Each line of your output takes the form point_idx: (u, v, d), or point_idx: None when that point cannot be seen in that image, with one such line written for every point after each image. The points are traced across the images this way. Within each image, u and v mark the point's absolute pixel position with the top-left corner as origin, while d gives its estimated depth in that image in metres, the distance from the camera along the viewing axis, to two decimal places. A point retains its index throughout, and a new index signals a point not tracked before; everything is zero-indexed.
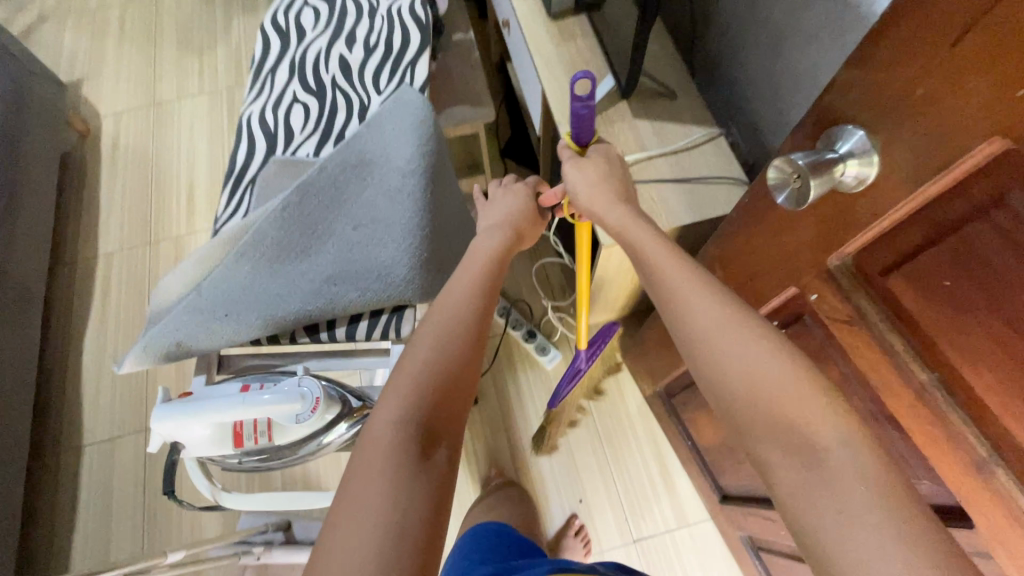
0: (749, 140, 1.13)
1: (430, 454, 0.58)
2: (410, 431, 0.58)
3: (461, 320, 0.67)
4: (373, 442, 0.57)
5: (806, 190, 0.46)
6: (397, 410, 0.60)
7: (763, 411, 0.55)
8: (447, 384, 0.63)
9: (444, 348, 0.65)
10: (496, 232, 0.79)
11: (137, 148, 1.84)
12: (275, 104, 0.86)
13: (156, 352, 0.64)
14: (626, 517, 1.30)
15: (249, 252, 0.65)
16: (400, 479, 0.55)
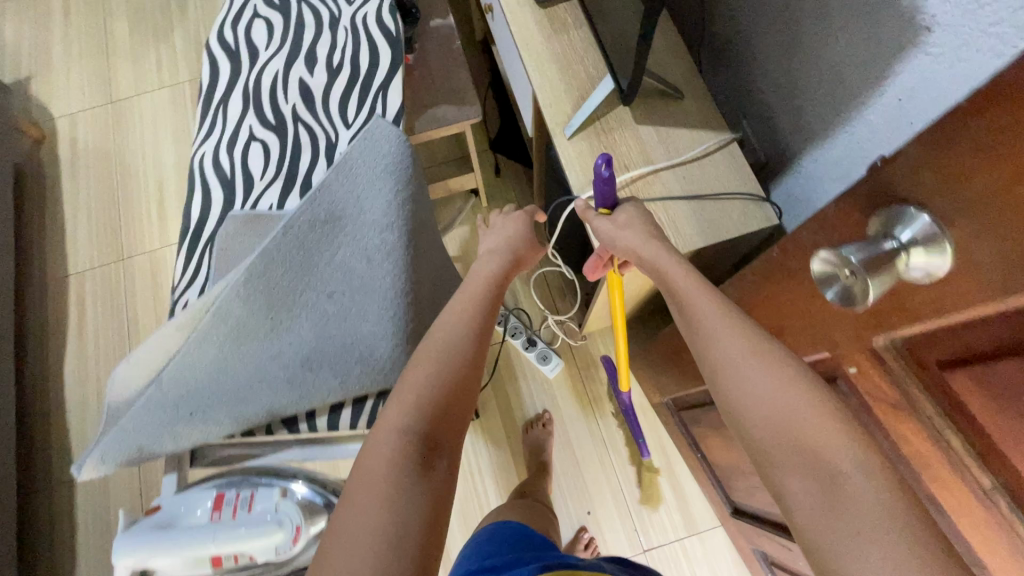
0: (763, 137, 1.02)
1: (431, 468, 0.53)
2: (410, 441, 0.53)
3: (461, 341, 0.61)
4: (375, 452, 0.53)
5: (863, 291, 0.38)
6: (401, 418, 0.55)
7: (786, 442, 0.51)
8: (450, 400, 0.58)
9: (446, 359, 0.60)
10: (494, 259, 0.74)
11: (98, 153, 1.71)
12: (229, 145, 0.81)
13: (116, 458, 0.57)
14: (634, 524, 1.28)
15: (211, 335, 0.57)
16: (399, 491, 0.50)
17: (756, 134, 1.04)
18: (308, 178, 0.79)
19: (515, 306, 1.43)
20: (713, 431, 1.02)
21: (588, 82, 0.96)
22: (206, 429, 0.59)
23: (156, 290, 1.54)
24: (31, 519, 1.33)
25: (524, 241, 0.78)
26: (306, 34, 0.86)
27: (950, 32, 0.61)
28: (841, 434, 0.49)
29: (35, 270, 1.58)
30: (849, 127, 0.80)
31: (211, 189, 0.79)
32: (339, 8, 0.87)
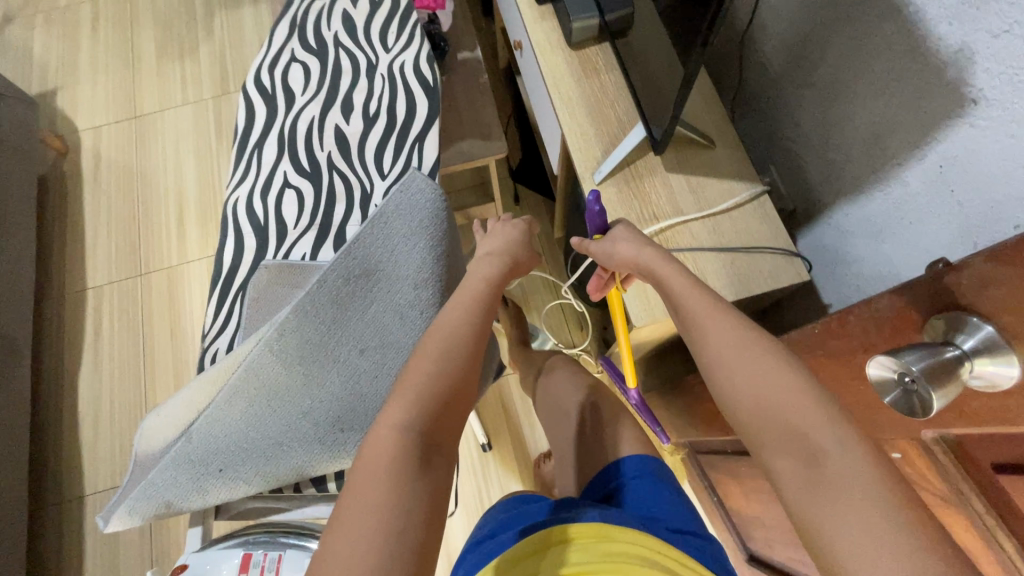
0: (791, 184, 1.01)
1: (431, 465, 0.49)
2: (410, 438, 0.49)
3: (458, 345, 0.57)
4: (374, 447, 0.49)
5: (927, 400, 0.38)
6: (401, 413, 0.51)
7: (801, 455, 0.47)
8: (448, 400, 0.54)
9: (446, 361, 0.55)
10: (491, 262, 0.67)
11: (121, 167, 1.71)
12: (263, 191, 0.82)
13: (146, 514, 0.57)
14: None
15: (242, 391, 0.55)
16: (400, 487, 0.46)
17: (784, 181, 1.03)
18: (341, 229, 0.79)
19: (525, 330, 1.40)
20: (731, 478, 1.01)
21: (619, 126, 0.96)
22: (235, 485, 0.60)
23: (173, 307, 1.54)
24: (41, 535, 1.32)
25: (522, 246, 0.71)
26: (342, 80, 0.87)
27: (1001, 106, 0.61)
28: (831, 432, 0.47)
29: (54, 282, 1.59)
30: (886, 186, 0.79)
31: (245, 236, 0.80)
32: (377, 55, 0.88)
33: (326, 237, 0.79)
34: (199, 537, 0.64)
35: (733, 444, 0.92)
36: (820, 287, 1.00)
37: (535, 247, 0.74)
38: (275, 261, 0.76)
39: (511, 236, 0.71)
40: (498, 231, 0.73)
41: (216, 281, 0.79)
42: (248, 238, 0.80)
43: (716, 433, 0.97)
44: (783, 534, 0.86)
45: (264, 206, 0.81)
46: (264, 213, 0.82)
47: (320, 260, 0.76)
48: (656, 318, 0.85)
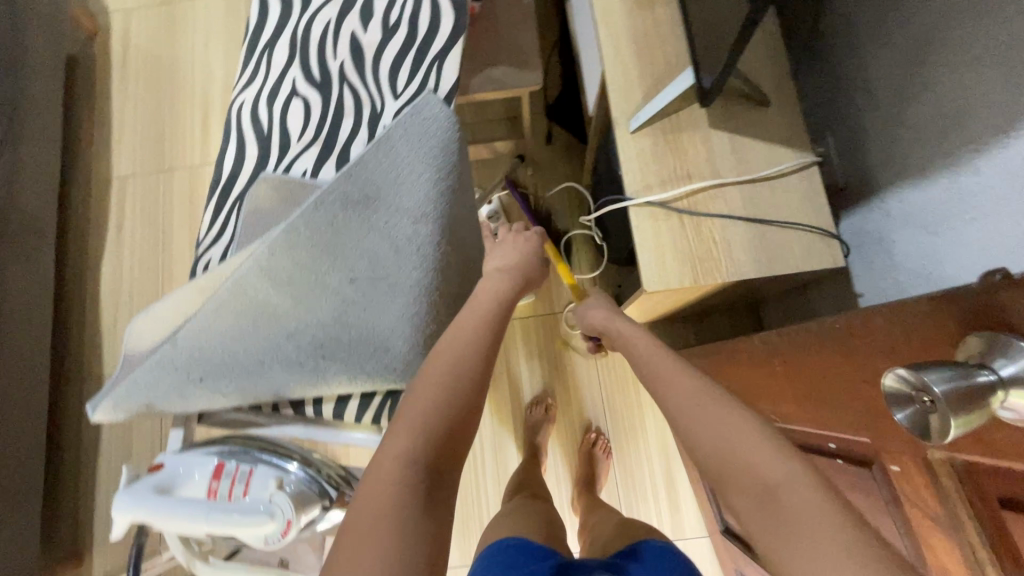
0: (849, 162, 0.92)
1: (436, 502, 0.46)
2: (415, 471, 0.47)
3: (466, 363, 0.55)
4: (372, 483, 0.46)
5: (945, 425, 0.33)
6: (405, 444, 0.48)
7: (743, 474, 0.46)
8: (453, 427, 0.51)
9: (454, 387, 0.53)
10: (504, 283, 0.65)
11: (150, 56, 1.66)
12: (270, 97, 0.77)
13: (126, 409, 0.58)
14: (617, 482, 1.31)
15: (225, 306, 0.54)
16: (402, 524, 0.43)
17: (840, 154, 0.94)
18: (346, 147, 0.74)
19: None
20: None
21: (667, 70, 0.87)
22: (213, 394, 0.60)
23: (193, 210, 1.54)
24: (62, 407, 1.41)
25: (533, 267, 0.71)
26: None
27: None
28: (783, 463, 0.45)
29: (79, 167, 1.59)
30: (954, 174, 0.71)
31: (246, 143, 0.77)
32: None
33: (331, 154, 0.74)
34: (182, 439, 0.69)
35: None
36: (854, 275, 0.93)
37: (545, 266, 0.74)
38: (274, 174, 0.71)
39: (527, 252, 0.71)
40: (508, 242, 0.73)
41: (214, 186, 0.77)
42: (250, 147, 0.76)
43: None
44: None
45: (269, 114, 0.76)
46: (269, 122, 0.78)
47: (322, 179, 0.72)
48: (670, 287, 0.79)
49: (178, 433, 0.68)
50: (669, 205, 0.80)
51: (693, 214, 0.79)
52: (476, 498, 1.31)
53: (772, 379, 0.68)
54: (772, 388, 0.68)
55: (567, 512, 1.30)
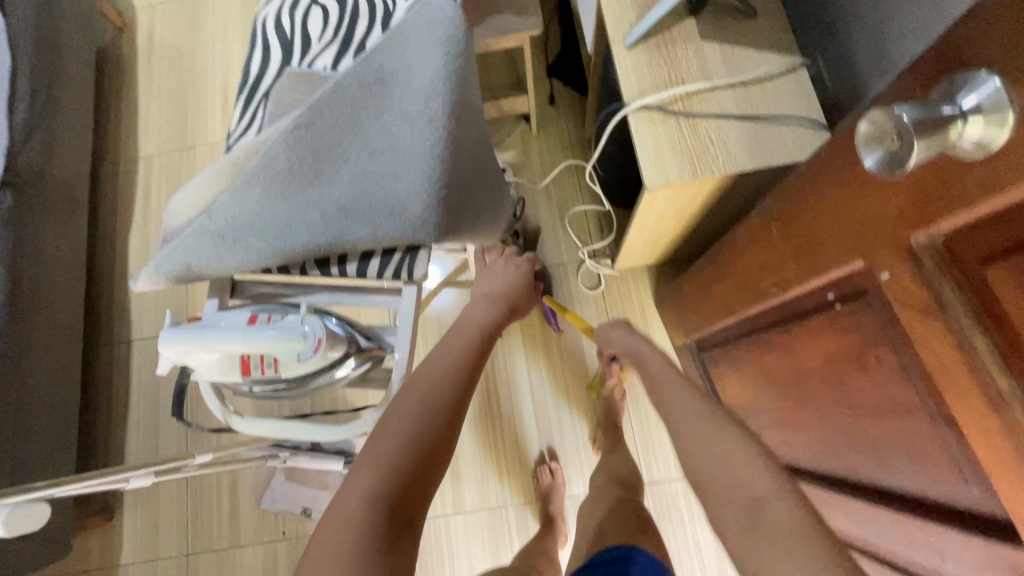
0: (837, 76, 0.96)
1: (401, 541, 0.50)
2: (376, 514, 0.49)
3: (434, 403, 0.57)
4: (338, 512, 0.49)
5: (906, 151, 0.36)
6: (368, 485, 0.50)
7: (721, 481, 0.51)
8: (421, 464, 0.54)
9: (425, 416, 0.56)
10: (488, 305, 0.76)
11: (172, 46, 1.76)
12: (291, 7, 0.83)
13: (166, 274, 0.63)
14: (632, 425, 1.33)
15: (258, 176, 0.61)
16: (360, 568, 0.47)
17: (829, 69, 0.98)
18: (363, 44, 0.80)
19: (535, 228, 1.44)
20: (730, 369, 1.02)
21: None
22: (245, 259, 0.64)
23: None
24: (94, 372, 1.47)
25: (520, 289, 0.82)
26: None
27: None
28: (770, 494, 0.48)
29: (109, 149, 1.68)
30: None
31: (272, 48, 0.83)
32: None
33: (349, 53, 0.79)
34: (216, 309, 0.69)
35: (736, 328, 0.94)
36: None
37: (531, 286, 0.84)
38: (298, 69, 0.76)
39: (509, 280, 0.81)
40: (497, 268, 0.85)
41: (244, 91, 0.83)
42: (274, 50, 0.82)
43: (721, 321, 0.98)
44: (775, 415, 0.87)
45: (291, 21, 0.82)
46: (292, 31, 0.84)
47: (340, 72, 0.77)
48: (670, 182, 0.83)
49: (214, 303, 0.68)
50: (665, 106, 0.85)
51: (688, 114, 0.84)
52: (492, 443, 1.35)
53: (771, 248, 0.72)
54: (772, 256, 0.73)
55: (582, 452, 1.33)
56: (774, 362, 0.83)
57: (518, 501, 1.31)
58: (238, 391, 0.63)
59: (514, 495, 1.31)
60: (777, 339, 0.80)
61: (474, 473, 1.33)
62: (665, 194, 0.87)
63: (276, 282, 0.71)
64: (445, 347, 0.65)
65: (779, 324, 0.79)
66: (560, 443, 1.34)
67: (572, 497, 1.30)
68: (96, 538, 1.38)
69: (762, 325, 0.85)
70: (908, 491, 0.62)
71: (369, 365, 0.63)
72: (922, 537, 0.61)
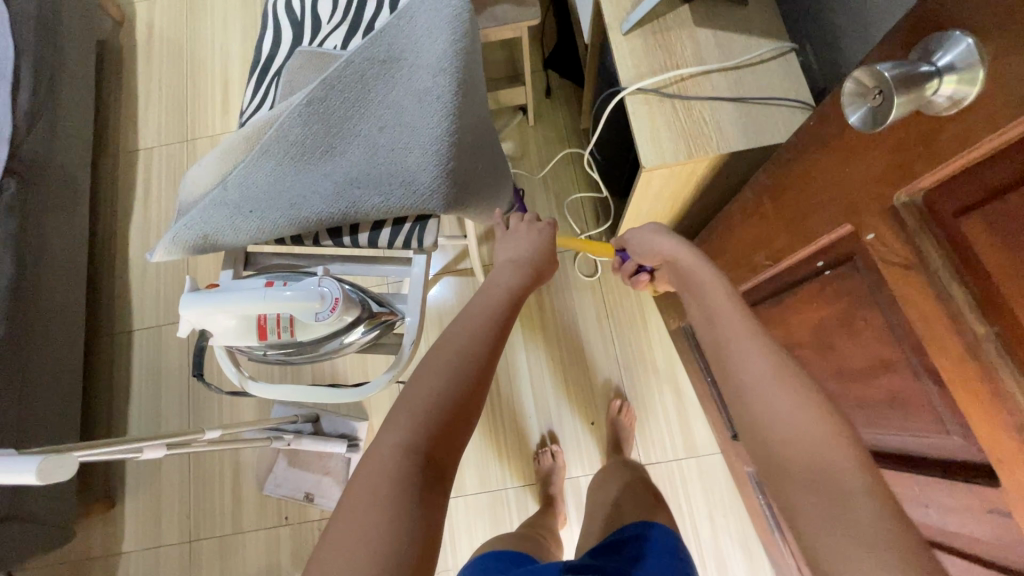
0: (825, 63, 1.00)
1: (435, 490, 0.49)
2: (413, 460, 0.49)
3: (468, 358, 0.57)
4: (374, 460, 0.49)
5: (887, 109, 0.39)
6: (405, 432, 0.51)
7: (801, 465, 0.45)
8: (456, 415, 0.54)
9: (460, 368, 0.56)
10: (513, 271, 0.74)
11: (172, 39, 1.77)
12: None
13: (183, 244, 0.65)
14: (631, 407, 1.35)
15: (273, 148, 0.63)
16: (398, 512, 0.46)
17: (817, 56, 1.02)
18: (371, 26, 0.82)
19: (533, 216, 1.47)
20: None
21: None
22: (260, 230, 0.67)
23: None
24: (95, 361, 1.48)
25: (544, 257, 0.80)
26: None
27: None
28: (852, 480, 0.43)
29: (108, 141, 1.69)
30: None
31: (282, 30, 0.85)
32: None
33: (357, 36, 0.81)
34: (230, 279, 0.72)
35: None
36: None
37: (554, 254, 0.82)
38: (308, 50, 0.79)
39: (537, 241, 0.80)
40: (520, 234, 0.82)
41: (254, 73, 0.86)
42: (284, 33, 0.84)
43: None
44: None
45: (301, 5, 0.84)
46: (300, 15, 0.86)
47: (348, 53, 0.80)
48: (667, 161, 0.86)
49: (228, 274, 0.71)
50: (661, 90, 0.88)
51: (683, 96, 0.87)
52: (492, 427, 1.37)
53: (763, 222, 0.76)
54: (764, 230, 0.76)
55: (581, 435, 1.35)
56: (766, 336, 0.86)
57: (518, 483, 1.33)
58: (253, 356, 0.65)
59: (515, 477, 1.33)
60: (768, 313, 0.84)
61: (475, 457, 1.35)
62: (663, 173, 0.90)
63: (290, 253, 0.75)
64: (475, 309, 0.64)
65: (772, 297, 0.83)
66: (560, 426, 1.36)
67: (571, 479, 1.33)
68: (98, 525, 1.38)
69: (754, 301, 0.88)
70: (894, 448, 0.65)
71: (380, 331, 0.66)
72: (908, 491, 0.64)
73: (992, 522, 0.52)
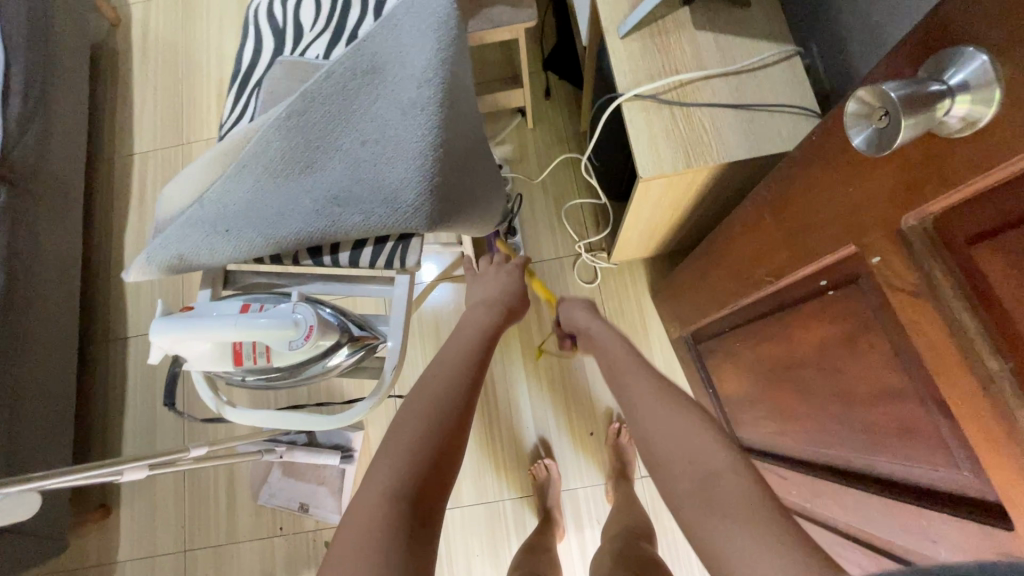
0: (831, 66, 0.96)
1: (423, 535, 0.52)
2: (400, 506, 0.52)
3: (449, 401, 0.61)
4: (361, 508, 0.51)
5: (894, 131, 0.36)
6: (390, 479, 0.53)
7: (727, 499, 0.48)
8: (440, 457, 0.57)
9: (441, 411, 0.60)
10: (487, 312, 0.81)
11: (167, 42, 1.75)
12: None
13: (158, 263, 0.63)
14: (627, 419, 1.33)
15: (250, 164, 0.61)
16: (387, 560, 0.48)
17: (822, 59, 0.98)
18: (355, 32, 0.79)
19: (531, 222, 1.44)
20: (725, 359, 1.01)
21: None
22: (239, 248, 0.65)
23: None
24: (90, 369, 1.47)
25: (517, 295, 0.87)
26: None
27: None
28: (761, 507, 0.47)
29: (104, 145, 1.67)
30: None
31: (264, 37, 0.83)
32: None
33: (341, 42, 0.79)
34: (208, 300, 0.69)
35: (730, 318, 0.95)
36: None
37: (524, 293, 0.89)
38: (291, 59, 0.77)
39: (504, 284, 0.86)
40: (490, 278, 0.90)
41: (236, 81, 0.84)
42: (267, 40, 0.82)
43: (715, 312, 0.99)
44: (771, 405, 0.87)
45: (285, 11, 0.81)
46: (285, 22, 0.84)
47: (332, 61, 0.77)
48: (664, 172, 0.83)
49: (206, 293, 0.69)
50: (659, 97, 0.85)
51: (681, 104, 0.84)
52: (488, 439, 1.35)
53: (763, 237, 0.73)
54: (764, 245, 0.73)
55: (578, 447, 1.32)
56: (767, 352, 0.83)
57: (515, 495, 1.30)
58: (231, 380, 0.63)
59: (511, 489, 1.31)
60: (770, 329, 0.81)
61: (471, 468, 1.33)
62: (659, 184, 0.87)
63: (271, 272, 0.73)
64: (449, 356, 0.70)
65: (772, 313, 0.80)
66: (557, 438, 1.33)
67: (569, 490, 1.30)
68: (93, 534, 1.37)
69: (756, 315, 0.85)
70: (901, 478, 0.62)
71: (361, 354, 0.63)
72: (916, 525, 0.60)
73: (1005, 565, 0.48)
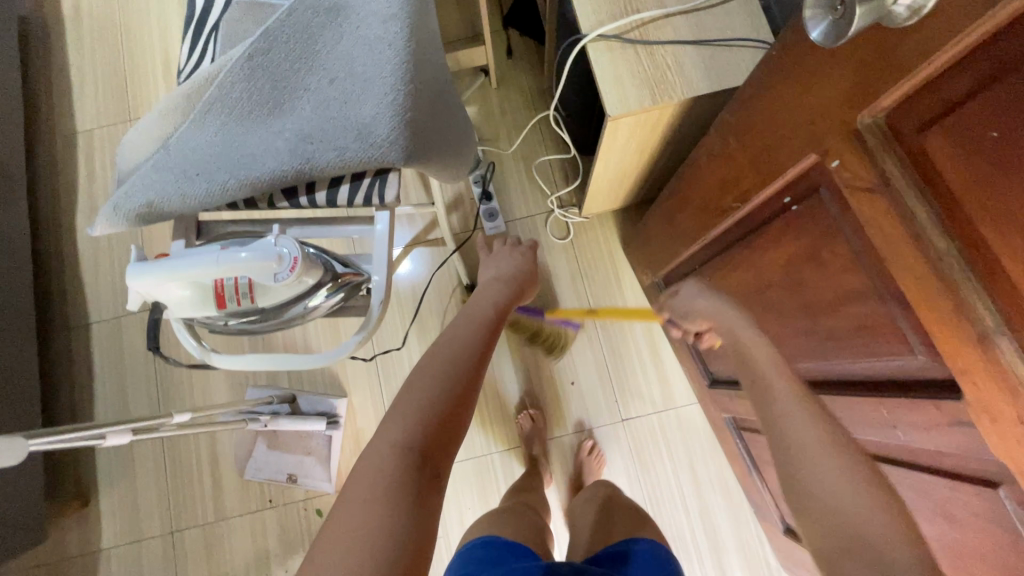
0: (785, 4, 0.99)
1: (434, 486, 0.55)
2: (409, 456, 0.55)
3: (461, 363, 0.65)
4: (370, 457, 0.54)
5: (848, 22, 0.39)
6: (401, 430, 0.56)
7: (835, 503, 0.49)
8: (448, 415, 0.60)
9: (453, 369, 0.64)
10: (499, 286, 0.88)
11: (102, 11, 1.65)
12: None
13: (124, 214, 0.61)
14: (609, 369, 1.36)
15: (217, 105, 0.59)
16: (399, 501, 0.51)
17: None
18: None
19: (501, 181, 1.45)
20: None
21: None
22: (210, 196, 0.63)
23: None
24: (52, 357, 1.41)
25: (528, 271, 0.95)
26: None
27: None
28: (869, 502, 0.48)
29: (42, 124, 1.57)
30: None
31: None
32: None
33: None
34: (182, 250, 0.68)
35: (702, 254, 0.98)
36: None
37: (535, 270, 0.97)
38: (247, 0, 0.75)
39: (512, 265, 0.95)
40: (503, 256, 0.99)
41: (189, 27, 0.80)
42: None
43: (684, 250, 1.03)
44: None
45: None
46: None
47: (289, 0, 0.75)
48: (630, 109, 0.84)
49: (179, 244, 0.67)
50: (622, 35, 0.86)
51: (644, 41, 0.85)
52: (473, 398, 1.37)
53: (729, 164, 0.75)
54: (731, 171, 0.75)
55: (562, 399, 1.36)
56: (738, 279, 0.87)
57: (502, 448, 1.34)
58: (213, 326, 0.62)
59: (498, 442, 1.34)
60: (738, 257, 0.85)
61: None
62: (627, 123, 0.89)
63: (247, 221, 0.72)
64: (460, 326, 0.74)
65: (739, 240, 0.84)
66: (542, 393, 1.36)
67: (555, 439, 1.34)
68: (73, 525, 1.34)
69: (725, 245, 0.89)
70: (863, 375, 0.67)
71: (342, 294, 0.64)
72: (877, 416, 0.65)
73: (955, 434, 0.53)
